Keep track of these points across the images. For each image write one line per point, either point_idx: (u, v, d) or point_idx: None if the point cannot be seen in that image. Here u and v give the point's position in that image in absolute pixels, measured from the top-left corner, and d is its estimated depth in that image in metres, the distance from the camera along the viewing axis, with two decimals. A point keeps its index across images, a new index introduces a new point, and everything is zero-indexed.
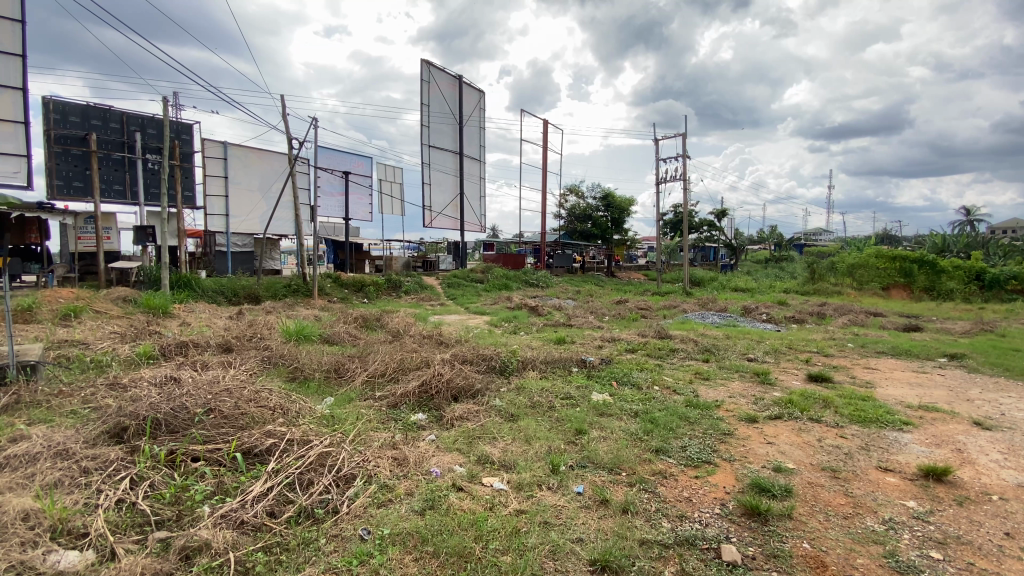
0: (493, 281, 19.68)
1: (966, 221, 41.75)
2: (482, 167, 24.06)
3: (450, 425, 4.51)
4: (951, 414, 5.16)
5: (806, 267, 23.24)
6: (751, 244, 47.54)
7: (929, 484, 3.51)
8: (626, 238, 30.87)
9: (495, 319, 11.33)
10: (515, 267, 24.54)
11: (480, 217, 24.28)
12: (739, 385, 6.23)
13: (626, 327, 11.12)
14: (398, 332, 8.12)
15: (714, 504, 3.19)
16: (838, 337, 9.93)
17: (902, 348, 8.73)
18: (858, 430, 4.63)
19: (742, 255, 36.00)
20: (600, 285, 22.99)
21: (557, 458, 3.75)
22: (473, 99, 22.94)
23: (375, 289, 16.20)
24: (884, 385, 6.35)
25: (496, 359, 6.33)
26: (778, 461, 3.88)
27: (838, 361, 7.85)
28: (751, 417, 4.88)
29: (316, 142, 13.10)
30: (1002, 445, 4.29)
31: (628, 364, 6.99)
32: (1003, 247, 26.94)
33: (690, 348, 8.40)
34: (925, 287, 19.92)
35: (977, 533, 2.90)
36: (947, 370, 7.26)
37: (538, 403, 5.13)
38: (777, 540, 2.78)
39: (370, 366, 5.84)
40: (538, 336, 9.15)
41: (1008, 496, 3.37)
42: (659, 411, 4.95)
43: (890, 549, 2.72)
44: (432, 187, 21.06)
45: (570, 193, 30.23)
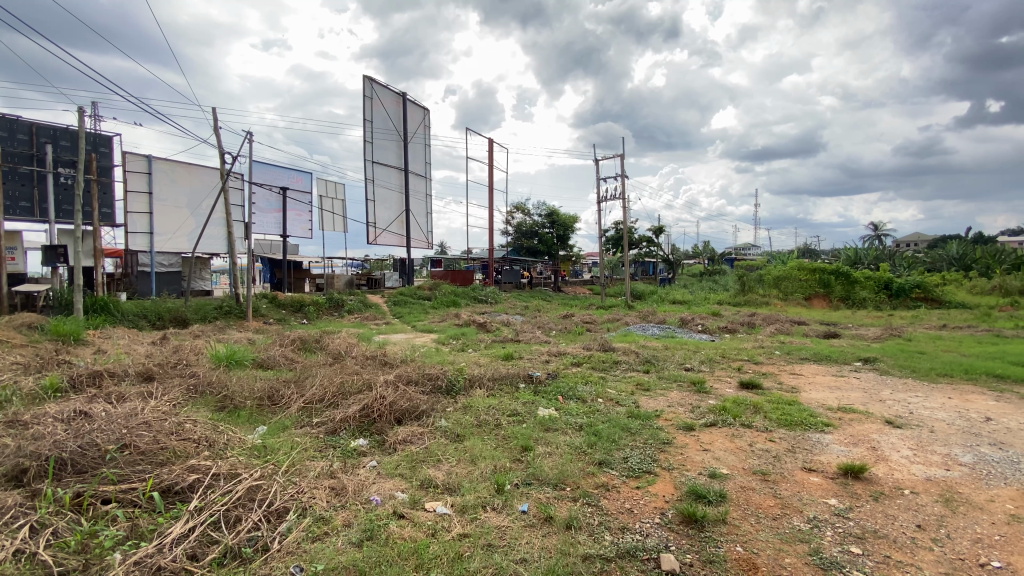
0: (440, 298, 19.47)
1: (875, 236, 46.11)
2: (428, 184, 23.89)
3: (392, 449, 4.37)
4: (866, 414, 5.60)
5: (737, 279, 24.70)
6: (688, 258, 49.96)
7: (849, 482, 3.76)
8: (571, 254, 31.60)
9: (442, 337, 11.17)
10: (463, 284, 24.40)
11: (426, 233, 24.03)
12: (678, 395, 6.45)
13: (572, 341, 11.31)
14: (340, 354, 7.82)
15: (655, 513, 3.26)
16: (767, 345, 10.57)
17: (822, 354, 9.40)
18: (785, 433, 4.92)
19: (679, 270, 37.72)
20: (547, 301, 23.30)
21: (502, 477, 3.72)
22: (418, 116, 22.87)
23: (316, 308, 15.59)
24: (807, 389, 6.80)
25: (442, 378, 6.21)
26: (713, 467, 4.03)
27: (766, 368, 8.36)
28: (689, 425, 5.07)
29: (252, 158, 12.61)
30: (911, 442, 4.69)
31: (574, 377, 7.08)
32: (906, 259, 29.80)
33: (633, 359, 8.64)
34: (841, 296, 21.69)
35: (892, 527, 3.13)
36: (861, 373, 7.88)
37: (484, 422, 5.07)
38: (713, 545, 2.88)
39: (307, 392, 5.57)
40: (486, 353, 9.10)
41: (917, 490, 3.67)
42: (603, 424, 5.04)
43: (815, 547, 2.88)
44: (376, 203, 20.71)
45: (517, 210, 30.57)
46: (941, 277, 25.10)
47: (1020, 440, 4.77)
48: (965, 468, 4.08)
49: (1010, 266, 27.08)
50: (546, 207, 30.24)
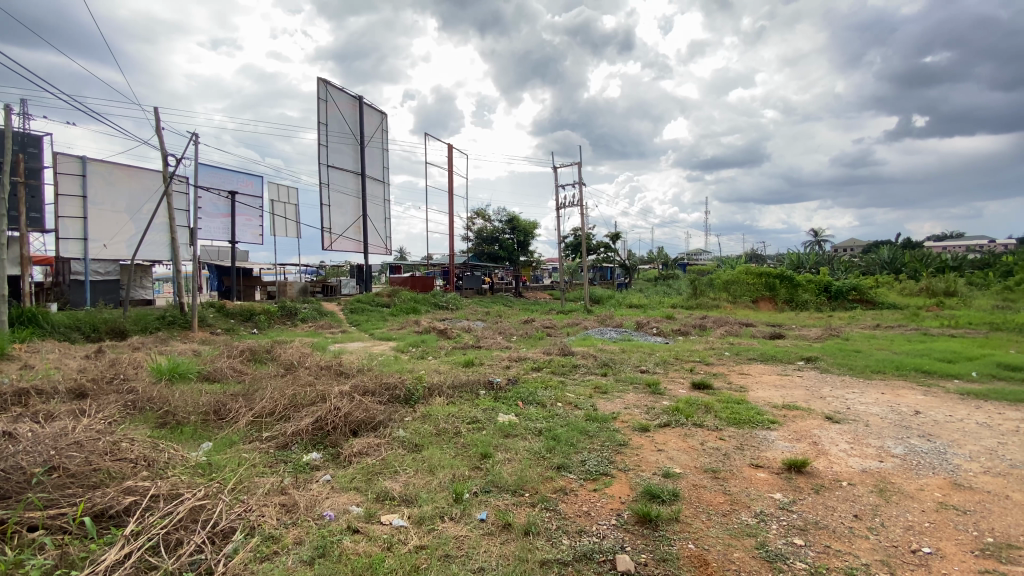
0: (399, 305, 19.16)
1: (816, 241, 48.93)
2: (386, 189, 23.51)
3: (347, 462, 4.26)
4: (808, 411, 5.90)
5: (689, 283, 25.58)
6: (643, 263, 51.36)
7: (792, 476, 3.96)
8: (531, 260, 31.83)
9: (401, 344, 10.98)
10: (423, 290, 24.10)
11: (385, 239, 23.61)
12: (634, 397, 6.60)
13: (532, 346, 11.39)
14: (292, 365, 7.55)
15: (611, 515, 3.31)
16: (717, 346, 10.97)
17: (768, 354, 9.87)
18: (734, 431, 5.12)
19: (635, 274, 38.67)
20: (508, 306, 23.34)
21: (460, 486, 3.68)
22: (375, 120, 22.49)
23: (267, 317, 15.02)
24: (754, 388, 7.10)
25: (401, 387, 6.10)
26: (667, 466, 4.15)
27: (717, 368, 8.69)
28: (644, 426, 5.19)
29: (198, 160, 12.09)
30: (848, 436, 4.98)
31: (534, 383, 7.11)
32: (844, 263, 31.71)
33: (591, 363, 8.77)
34: (785, 299, 22.85)
35: (831, 518, 3.31)
36: (804, 372, 8.31)
37: (443, 430, 5.01)
38: (667, 544, 2.95)
39: (256, 405, 5.34)
40: (446, 360, 9.01)
41: (854, 481, 3.90)
42: (561, 428, 5.09)
43: (761, 541, 3.00)
44: (331, 208, 20.20)
45: (477, 216, 30.53)
46: (874, 280, 26.90)
47: (945, 432, 5.15)
48: (897, 459, 4.37)
49: (933, 269, 29.35)
50: (506, 213, 30.32)
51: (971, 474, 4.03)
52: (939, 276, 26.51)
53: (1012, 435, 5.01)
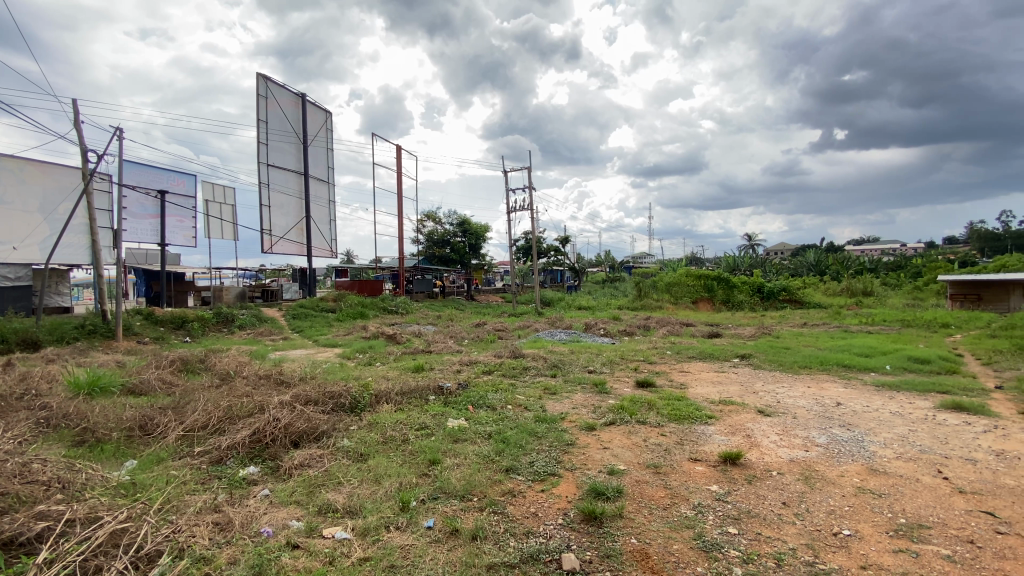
0: (346, 309, 18.61)
1: (748, 245, 52.00)
2: (331, 190, 22.79)
3: (288, 475, 4.09)
4: (742, 405, 6.24)
5: (634, 285, 26.43)
6: (591, 266, 52.55)
7: (727, 468, 4.17)
8: (483, 263, 31.82)
9: (346, 351, 10.65)
10: (371, 294, 23.50)
11: (330, 242, 22.86)
12: (582, 397, 6.73)
13: (483, 349, 11.39)
14: (228, 374, 7.15)
15: (558, 515, 3.36)
16: (660, 346, 11.40)
17: (707, 352, 10.36)
18: (675, 427, 5.34)
19: (584, 277, 39.50)
20: (459, 309, 23.22)
21: (407, 494, 3.62)
22: (319, 119, 21.75)
23: (201, 324, 14.16)
24: (694, 385, 7.44)
25: (346, 395, 5.92)
26: (612, 463, 4.27)
27: (660, 367, 9.03)
28: (591, 425, 5.31)
29: (122, 156, 11.23)
30: (778, 428, 5.31)
31: (484, 387, 7.08)
32: (775, 266, 33.83)
33: (541, 365, 8.85)
34: (722, 299, 24.07)
35: (762, 506, 3.52)
36: (739, 368, 8.79)
37: (391, 438, 4.90)
38: (610, 540, 3.03)
39: (187, 419, 5.01)
40: (395, 366, 8.80)
41: (782, 470, 4.16)
42: (511, 430, 5.11)
43: (699, 532, 3.15)
44: (271, 209, 19.35)
45: (427, 219, 30.15)
46: (801, 281, 28.88)
47: (862, 421, 5.60)
48: (820, 448, 4.70)
49: (852, 271, 31.87)
50: (456, 216, 30.13)
51: (885, 460, 4.40)
52: (857, 278, 28.85)
53: (919, 423, 5.51)
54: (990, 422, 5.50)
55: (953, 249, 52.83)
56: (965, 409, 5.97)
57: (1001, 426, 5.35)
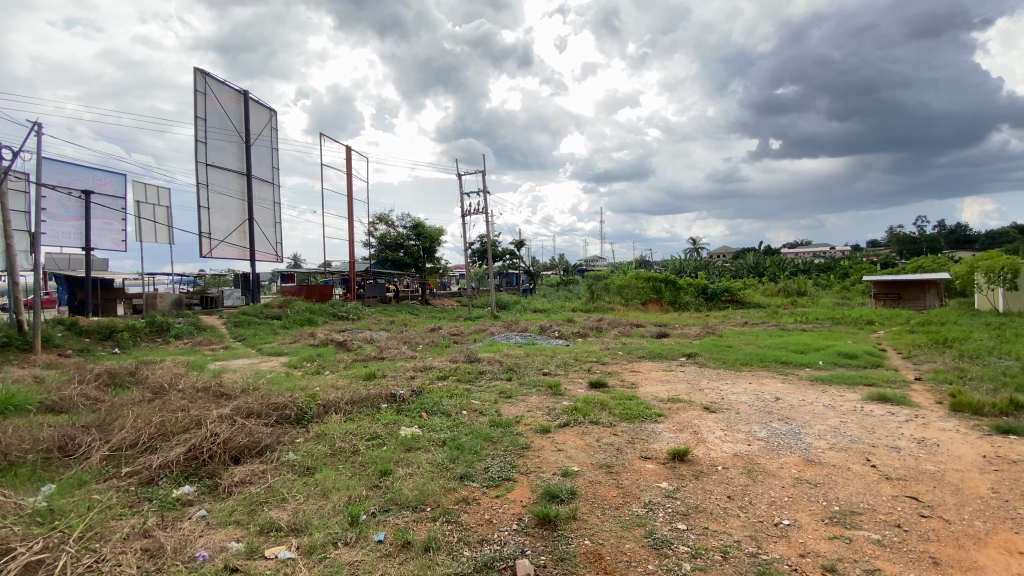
0: (292, 316, 17.89)
1: (693, 249, 54.38)
2: (276, 191, 21.83)
3: (227, 494, 3.85)
4: (690, 403, 6.45)
5: (587, 288, 26.96)
6: (546, 269, 53.12)
7: (676, 465, 4.29)
8: (437, 266, 31.43)
9: (293, 360, 10.21)
10: (320, 300, 22.71)
11: (276, 245, 21.88)
12: (537, 399, 6.77)
13: (438, 354, 11.25)
14: (162, 388, 6.67)
15: (512, 520, 3.34)
16: (612, 347, 11.66)
17: (656, 351, 10.70)
18: (626, 426, 5.45)
19: (538, 280, 39.86)
20: (413, 314, 22.81)
21: (356, 507, 3.49)
22: (263, 118, 20.86)
23: (131, 335, 13.21)
24: (644, 384, 7.65)
25: (292, 407, 5.67)
26: (566, 465, 4.30)
27: (612, 367, 9.23)
28: (545, 428, 5.33)
29: (39, 153, 10.30)
30: (722, 424, 5.53)
31: (438, 392, 6.96)
32: (718, 268, 35.47)
33: (496, 368, 8.83)
34: (670, 301, 24.97)
35: (709, 501, 3.64)
36: (686, 367, 9.13)
37: (340, 450, 4.73)
38: (564, 543, 3.04)
39: (114, 437, 4.63)
40: (344, 374, 8.51)
41: (727, 465, 4.33)
42: (465, 436, 5.05)
43: (650, 530, 3.21)
44: (210, 211, 18.33)
45: (379, 221, 29.44)
46: (742, 283, 30.42)
47: (798, 414, 5.93)
48: (761, 442, 4.93)
49: (788, 272, 33.90)
50: (410, 219, 29.58)
51: (820, 450, 4.67)
52: (793, 279, 30.69)
53: (849, 414, 5.88)
54: (912, 412, 5.96)
55: (877, 252, 57.21)
56: (890, 400, 6.44)
57: (920, 415, 5.81)
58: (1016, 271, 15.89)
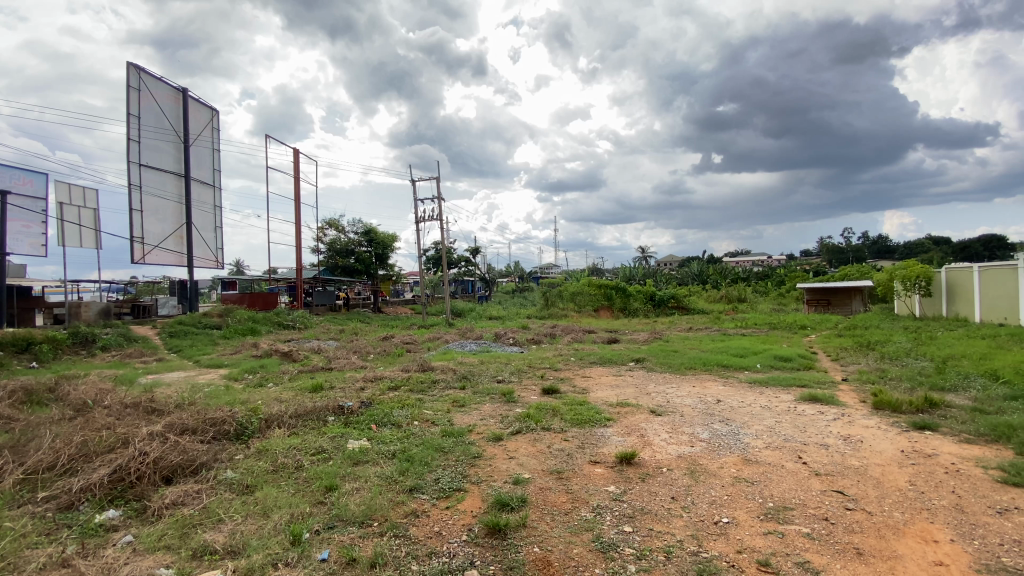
0: (234, 325, 17.05)
1: (642, 257, 56.23)
2: (216, 194, 20.81)
3: (157, 517, 3.60)
4: (637, 407, 6.63)
5: (541, 295, 27.30)
6: (501, 276, 53.36)
7: (624, 468, 4.40)
8: (390, 273, 30.82)
9: (233, 372, 9.70)
10: (264, 308, 21.79)
11: (216, 251, 20.83)
12: (490, 407, 6.76)
13: (390, 363, 11.02)
14: (85, 405, 6.16)
15: (462, 531, 3.32)
16: (564, 353, 11.84)
17: (606, 357, 10.96)
18: (577, 431, 5.54)
19: (493, 287, 39.92)
20: (365, 323, 22.29)
21: (299, 525, 3.36)
22: (204, 117, 19.88)
23: (51, 347, 12.16)
24: (595, 389, 7.80)
25: (230, 422, 5.39)
26: (517, 473, 4.32)
27: (564, 373, 9.36)
28: (497, 436, 5.33)
29: None
30: (668, 426, 5.72)
31: (389, 403, 6.81)
32: (666, 276, 36.87)
33: (450, 377, 8.76)
34: (620, 307, 25.66)
35: (654, 502, 3.75)
36: (634, 371, 9.39)
37: (282, 466, 4.54)
38: (514, 551, 3.05)
39: (28, 459, 4.24)
40: (290, 386, 8.17)
41: (671, 466, 4.48)
42: (416, 447, 4.97)
43: (597, 533, 3.27)
44: (144, 214, 17.24)
45: (329, 226, 28.59)
46: (687, 289, 31.73)
47: (738, 415, 6.22)
48: (703, 443, 5.13)
49: (729, 280, 35.68)
50: (362, 225, 28.91)
51: (757, 450, 4.92)
52: (734, 286, 32.31)
53: (784, 414, 6.23)
54: (839, 411, 6.39)
55: (808, 261, 61.24)
56: (820, 400, 6.88)
57: (846, 414, 6.23)
58: (928, 279, 17.39)
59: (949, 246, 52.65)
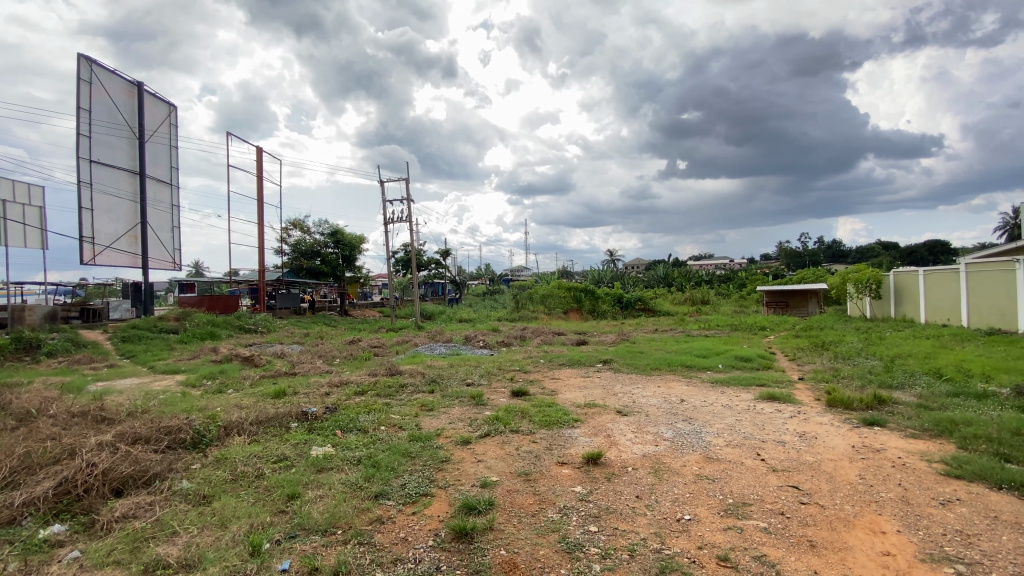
0: (193, 330, 16.41)
1: (610, 260, 57.12)
2: (174, 193, 20.02)
3: (106, 531, 3.44)
4: (604, 408, 6.72)
5: (511, 297, 27.36)
6: (471, 278, 53.21)
7: (590, 469, 4.46)
8: (357, 275, 30.27)
9: (190, 378, 9.32)
10: (225, 311, 21.11)
11: (173, 252, 20.02)
12: (459, 411, 6.73)
13: (357, 368, 10.83)
14: (29, 414, 5.82)
15: (428, 537, 3.29)
16: (534, 355, 11.90)
17: (575, 358, 11.08)
18: (545, 433, 5.58)
19: (464, 290, 39.80)
20: (331, 326, 21.82)
21: (259, 535, 3.26)
22: (161, 113, 19.12)
23: None
24: (563, 391, 7.87)
25: (187, 430, 5.19)
26: (485, 476, 4.31)
27: (533, 375, 9.40)
28: (466, 439, 5.31)
29: None
30: (634, 426, 5.83)
31: (355, 408, 6.68)
32: (634, 279, 37.57)
33: (418, 381, 8.66)
34: (589, 309, 25.99)
35: (619, 502, 3.82)
36: (602, 373, 9.51)
37: (242, 474, 4.39)
38: (480, 555, 3.05)
39: None
40: (251, 392, 7.92)
41: (636, 466, 4.57)
42: (382, 453, 4.90)
43: (563, 534, 3.31)
44: (95, 213, 16.41)
45: (293, 227, 27.88)
46: (654, 292, 32.43)
47: (700, 414, 6.39)
48: (667, 442, 5.25)
49: (694, 283, 36.64)
50: (328, 226, 28.31)
51: (718, 448, 5.07)
52: (698, 289, 33.21)
53: (744, 413, 6.44)
54: (796, 408, 6.65)
55: (768, 265, 63.55)
56: (778, 398, 7.14)
57: (802, 411, 6.49)
58: (879, 281, 18.27)
59: (897, 251, 55.58)
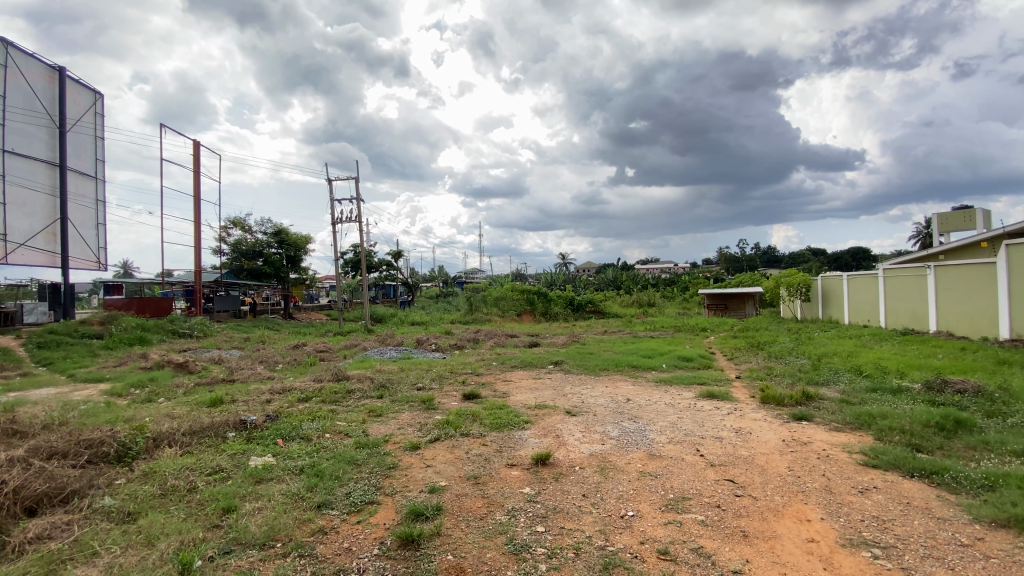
0: (120, 335, 15.28)
1: (562, 263, 58.04)
2: (99, 188, 18.59)
3: (15, 555, 3.14)
4: (554, 408, 6.82)
5: (465, 300, 27.22)
6: (424, 280, 52.52)
7: (539, 469, 4.52)
8: (303, 277, 29.18)
9: (116, 386, 8.66)
10: (157, 315, 19.87)
11: (98, 251, 18.57)
12: (409, 416, 6.63)
13: (302, 373, 10.44)
14: None
15: (373, 545, 3.23)
16: (486, 358, 11.90)
17: (527, 360, 11.16)
18: (495, 435, 5.60)
19: (416, 292, 39.18)
20: (275, 330, 20.93)
21: (190, 553, 3.09)
22: (85, 101, 17.76)
23: None
24: (514, 393, 7.91)
25: (110, 443, 4.83)
26: (433, 481, 4.27)
27: (485, 378, 9.39)
28: (415, 444, 5.25)
29: None
30: (582, 426, 5.96)
31: (298, 416, 6.44)
32: (585, 282, 38.35)
33: (367, 386, 8.45)
34: (542, 311, 26.28)
35: (565, 501, 3.89)
36: (553, 374, 9.63)
37: (173, 488, 4.14)
38: (426, 561, 3.02)
39: None
40: (185, 401, 7.46)
41: (583, 465, 4.67)
42: (326, 461, 4.76)
43: (511, 536, 3.34)
44: (7, 207, 14.99)
45: (233, 225, 26.53)
46: (603, 294, 33.22)
47: (645, 413, 6.62)
48: (613, 441, 5.40)
49: (641, 286, 37.86)
50: (271, 225, 27.15)
51: (661, 445, 5.26)
52: (646, 292, 34.32)
53: (685, 411, 6.72)
54: (733, 406, 7.02)
55: (711, 268, 66.61)
56: (717, 396, 7.49)
57: (739, 408, 6.86)
58: (808, 285, 19.57)
59: (825, 257, 59.75)
